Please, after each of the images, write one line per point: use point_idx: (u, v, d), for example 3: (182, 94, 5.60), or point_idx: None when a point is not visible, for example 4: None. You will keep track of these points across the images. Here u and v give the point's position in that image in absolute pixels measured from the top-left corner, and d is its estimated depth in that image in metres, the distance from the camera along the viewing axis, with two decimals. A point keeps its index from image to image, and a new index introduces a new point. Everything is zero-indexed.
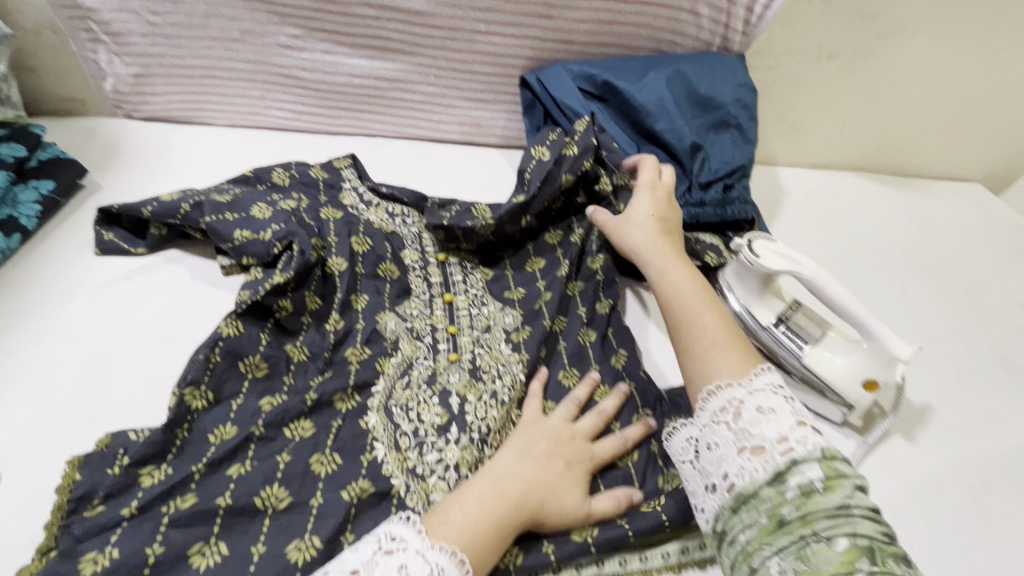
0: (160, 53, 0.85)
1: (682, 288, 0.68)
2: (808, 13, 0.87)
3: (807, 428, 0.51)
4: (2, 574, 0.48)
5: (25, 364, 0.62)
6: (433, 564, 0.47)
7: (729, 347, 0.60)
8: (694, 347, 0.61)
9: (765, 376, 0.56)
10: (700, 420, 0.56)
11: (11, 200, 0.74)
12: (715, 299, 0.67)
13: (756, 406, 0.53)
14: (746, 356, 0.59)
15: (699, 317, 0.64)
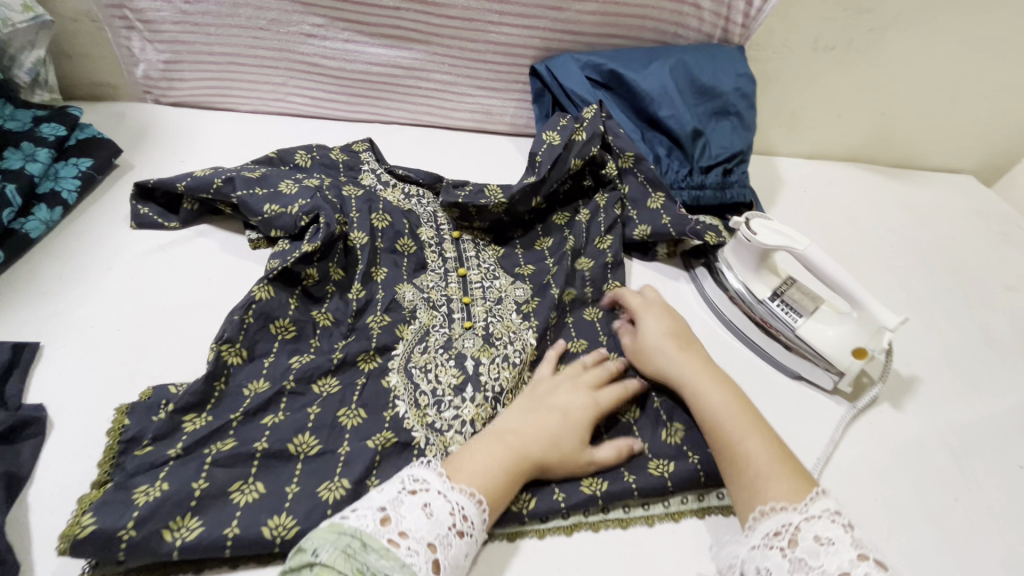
0: (189, 40, 0.90)
1: (722, 415, 0.62)
2: (807, 7, 0.91)
3: (869, 562, 0.47)
4: (61, 505, 0.53)
5: (71, 325, 0.67)
6: (454, 502, 0.52)
7: (779, 471, 0.56)
8: (745, 485, 0.57)
9: (822, 502, 0.52)
10: (749, 540, 0.53)
11: (53, 175, 0.79)
12: (759, 417, 0.62)
13: (814, 534, 0.50)
14: (798, 477, 0.56)
15: (746, 440, 0.59)
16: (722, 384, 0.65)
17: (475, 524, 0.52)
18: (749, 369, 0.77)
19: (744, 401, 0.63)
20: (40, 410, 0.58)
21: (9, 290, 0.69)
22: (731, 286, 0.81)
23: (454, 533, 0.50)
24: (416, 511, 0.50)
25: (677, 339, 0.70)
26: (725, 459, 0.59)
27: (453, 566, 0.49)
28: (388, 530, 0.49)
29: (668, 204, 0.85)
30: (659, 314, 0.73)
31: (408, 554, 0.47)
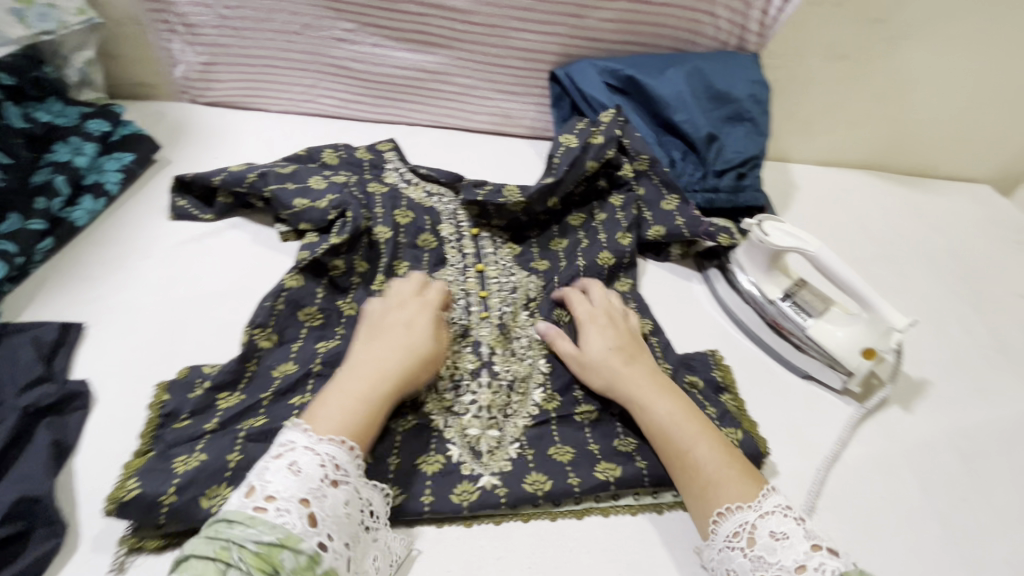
0: (227, 43, 0.94)
1: (668, 425, 0.62)
2: (820, 17, 0.93)
3: (823, 551, 0.51)
4: (105, 474, 0.56)
5: (111, 309, 0.70)
6: (322, 454, 0.52)
7: (726, 474, 0.58)
8: (698, 494, 0.58)
9: (773, 496, 0.56)
10: (714, 543, 0.56)
11: (97, 169, 0.83)
12: (704, 422, 0.63)
13: (769, 530, 0.53)
14: (746, 476, 0.58)
15: (693, 449, 0.60)
16: (665, 390, 0.65)
17: (348, 470, 0.53)
18: (762, 368, 0.78)
19: (687, 406, 0.64)
20: (84, 385, 0.61)
21: (55, 275, 0.73)
22: (744, 287, 0.82)
23: (327, 484, 0.51)
24: (283, 476, 0.50)
25: (621, 352, 0.68)
26: (675, 467, 0.60)
27: (337, 517, 0.50)
28: (254, 500, 0.49)
29: (682, 205, 0.87)
30: (603, 326, 0.71)
31: (279, 515, 0.47)
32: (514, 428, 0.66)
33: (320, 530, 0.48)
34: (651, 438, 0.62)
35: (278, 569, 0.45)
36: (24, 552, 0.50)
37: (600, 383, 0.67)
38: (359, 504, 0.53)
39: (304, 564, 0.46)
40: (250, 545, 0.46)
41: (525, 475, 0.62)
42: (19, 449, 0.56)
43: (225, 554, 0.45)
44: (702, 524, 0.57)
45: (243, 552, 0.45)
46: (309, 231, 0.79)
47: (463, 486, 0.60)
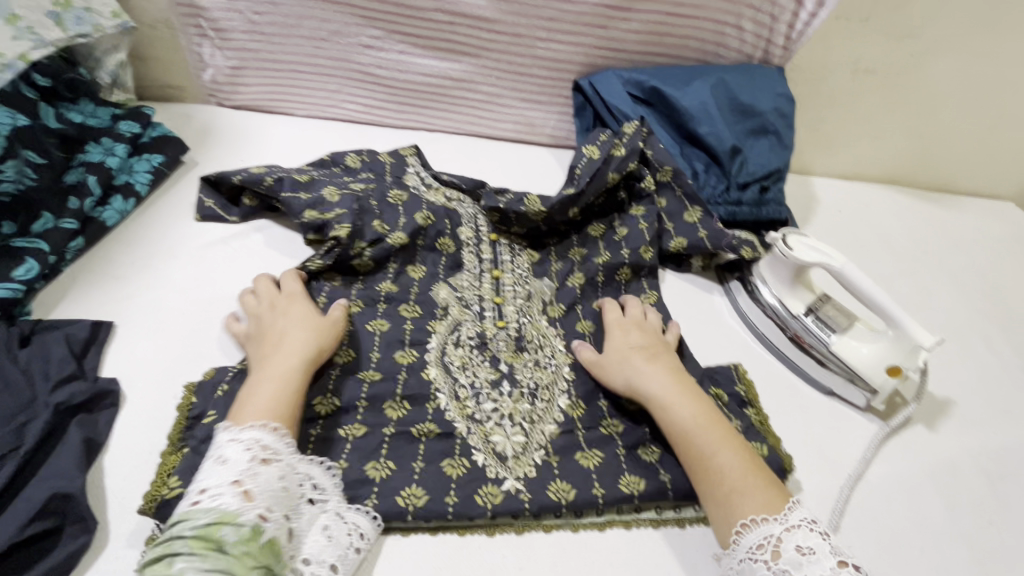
0: (256, 48, 0.96)
1: (691, 427, 0.63)
2: (846, 31, 0.93)
3: (847, 568, 0.51)
4: (133, 472, 0.57)
5: (138, 308, 0.71)
6: (247, 440, 0.54)
7: (752, 483, 0.58)
8: (717, 496, 0.58)
9: (799, 511, 0.56)
10: (735, 554, 0.55)
11: (128, 169, 0.84)
12: (728, 429, 0.63)
13: (796, 545, 0.53)
14: (771, 489, 0.58)
15: (716, 453, 0.60)
16: (688, 395, 0.66)
17: (280, 449, 0.55)
18: (782, 383, 0.77)
19: (714, 414, 0.64)
20: (114, 383, 0.62)
21: (84, 273, 0.74)
22: (767, 301, 0.81)
23: (259, 462, 0.53)
24: (212, 469, 0.52)
25: (648, 356, 0.70)
26: (700, 474, 0.60)
27: (271, 489, 0.52)
28: (189, 498, 0.50)
29: (705, 218, 0.87)
30: (630, 334, 0.73)
31: (213, 500, 0.49)
32: (539, 434, 0.66)
33: (256, 503, 0.50)
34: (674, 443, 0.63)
35: (223, 546, 0.47)
36: (56, 548, 0.51)
37: (625, 390, 0.68)
38: (296, 477, 0.55)
39: (247, 535, 0.48)
40: (188, 532, 0.47)
41: (550, 482, 0.62)
42: (50, 446, 0.56)
43: (170, 548, 0.46)
44: (722, 532, 0.57)
45: (186, 541, 0.47)
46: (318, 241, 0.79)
47: (488, 489, 0.61)
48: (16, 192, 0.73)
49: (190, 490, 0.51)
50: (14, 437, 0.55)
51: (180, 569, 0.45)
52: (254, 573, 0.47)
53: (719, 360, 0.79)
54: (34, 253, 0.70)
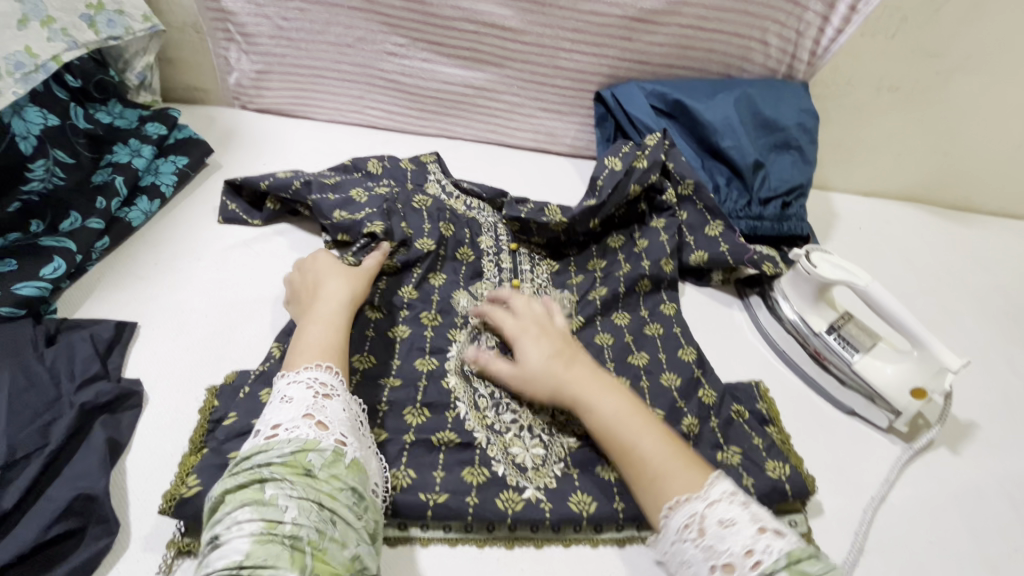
0: (282, 53, 0.97)
1: (613, 423, 0.61)
2: (872, 48, 0.93)
3: (768, 533, 0.51)
4: (156, 473, 0.57)
5: (161, 308, 0.71)
6: (307, 379, 0.58)
7: (676, 465, 0.57)
8: (646, 488, 0.57)
9: (721, 485, 0.55)
10: (666, 537, 0.54)
11: (153, 170, 0.85)
12: (647, 415, 0.62)
13: (718, 518, 0.52)
14: (691, 467, 0.57)
15: (638, 443, 0.59)
16: (607, 388, 0.64)
17: (338, 385, 0.59)
18: (803, 401, 0.76)
19: (632, 401, 0.63)
20: (137, 384, 0.63)
21: (109, 273, 0.75)
22: (787, 316, 0.81)
23: (323, 397, 0.57)
24: (278, 408, 0.56)
25: (557, 354, 0.67)
26: (626, 463, 0.59)
27: (339, 420, 0.56)
28: (262, 433, 0.54)
29: (726, 232, 0.86)
30: (535, 335, 0.69)
31: (291, 432, 0.53)
32: (559, 446, 0.65)
33: (332, 432, 0.55)
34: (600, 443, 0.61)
35: (310, 470, 0.52)
36: (79, 549, 0.51)
37: (547, 396, 0.65)
38: (355, 412, 0.59)
39: (330, 460, 0.53)
40: (276, 461, 0.51)
41: (571, 494, 0.61)
42: (74, 445, 0.57)
43: (259, 476, 0.50)
44: (654, 517, 0.56)
45: (273, 468, 0.51)
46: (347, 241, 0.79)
47: (509, 498, 0.60)
48: (44, 190, 0.74)
49: (261, 427, 0.55)
50: (40, 435, 0.56)
51: (274, 493, 0.49)
52: (343, 492, 0.52)
53: (740, 376, 0.78)
54: (62, 252, 0.71)
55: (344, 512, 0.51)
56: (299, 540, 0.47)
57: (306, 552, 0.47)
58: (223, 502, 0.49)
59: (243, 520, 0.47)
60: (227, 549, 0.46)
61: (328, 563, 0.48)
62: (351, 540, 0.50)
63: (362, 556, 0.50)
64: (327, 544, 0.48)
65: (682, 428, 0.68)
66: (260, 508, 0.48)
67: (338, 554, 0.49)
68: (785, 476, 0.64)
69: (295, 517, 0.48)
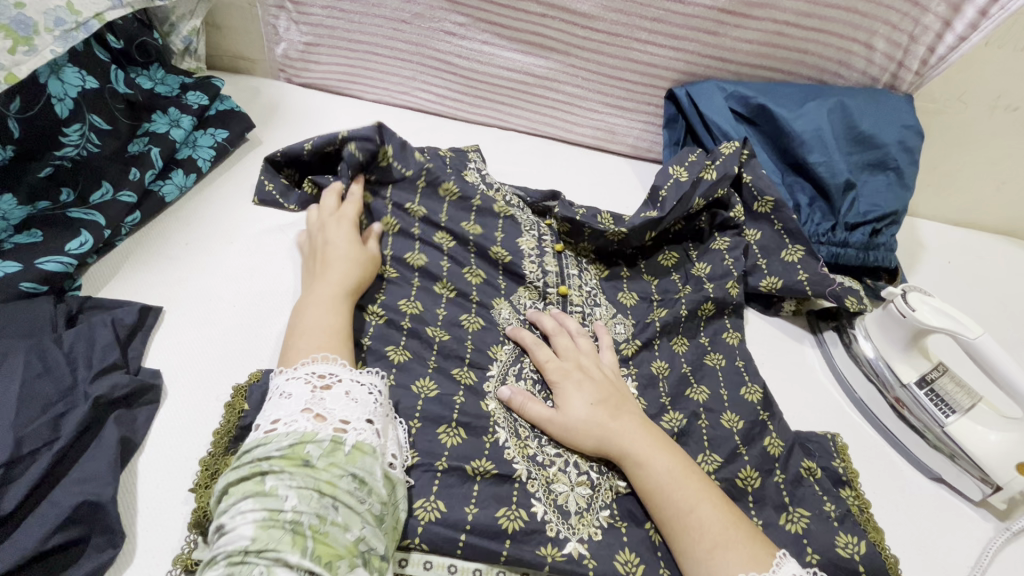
0: (333, 25, 0.90)
1: (666, 484, 0.55)
2: (996, 60, 0.81)
3: None
4: (171, 480, 0.53)
5: (187, 296, 0.67)
6: (305, 373, 0.53)
7: (734, 538, 0.51)
8: (696, 559, 0.51)
9: (790, 565, 0.50)
10: None
11: (192, 143, 0.80)
12: (705, 478, 0.56)
13: None
14: (756, 541, 0.52)
15: (692, 512, 0.53)
16: (662, 442, 0.58)
17: (337, 372, 0.54)
18: (882, 460, 0.68)
19: (687, 460, 0.57)
20: (156, 377, 0.58)
21: (139, 248, 0.71)
22: (866, 355, 0.72)
23: (320, 389, 0.52)
24: (277, 403, 0.52)
25: (607, 405, 0.60)
26: (680, 530, 0.53)
27: (341, 406, 0.51)
28: (261, 428, 0.50)
29: (806, 258, 0.77)
30: (581, 380, 0.62)
31: (289, 426, 0.49)
32: (606, 490, 0.59)
33: (331, 421, 0.50)
34: (646, 504, 0.56)
35: (309, 461, 0.47)
36: (80, 560, 0.47)
37: (591, 444, 0.59)
38: (364, 389, 0.54)
39: (329, 450, 0.48)
40: (274, 453, 0.47)
41: (617, 551, 0.55)
42: (84, 443, 0.52)
43: (258, 468, 0.47)
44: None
45: (272, 461, 0.47)
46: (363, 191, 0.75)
47: (548, 549, 0.54)
48: (77, 157, 0.70)
49: (259, 422, 0.51)
50: (50, 428, 0.51)
51: (275, 484, 0.46)
52: (344, 479, 0.47)
53: (808, 423, 0.70)
54: (90, 226, 0.66)
55: (346, 497, 0.47)
56: (299, 525, 0.44)
57: (307, 536, 0.44)
58: (225, 495, 0.46)
59: (245, 509, 0.44)
60: (231, 538, 0.43)
61: (331, 546, 0.44)
62: (354, 524, 0.46)
63: (368, 538, 0.46)
64: (328, 528, 0.45)
65: (744, 479, 0.60)
66: (262, 499, 0.45)
67: (341, 538, 0.45)
68: (858, 556, 0.55)
69: (295, 507, 0.45)
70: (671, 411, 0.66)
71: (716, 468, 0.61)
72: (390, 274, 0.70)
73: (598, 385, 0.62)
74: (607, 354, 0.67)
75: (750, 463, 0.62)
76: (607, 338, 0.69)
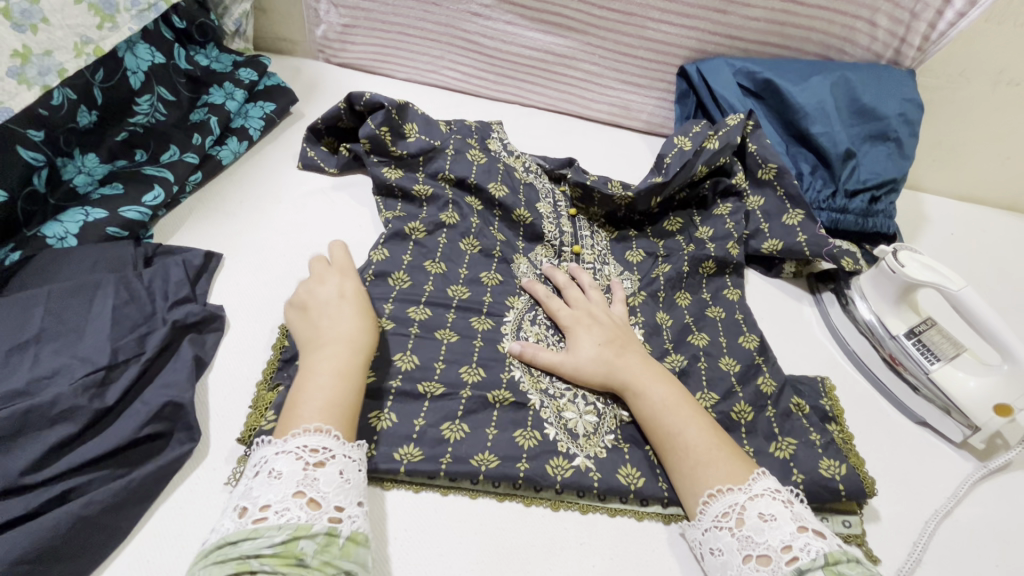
0: (368, 8, 0.98)
1: (661, 412, 0.62)
2: (996, 36, 0.84)
3: (808, 534, 0.50)
4: (237, 395, 0.62)
5: (243, 245, 0.75)
6: (295, 448, 0.51)
7: (717, 456, 0.58)
8: (685, 473, 0.58)
9: (763, 481, 0.55)
10: (701, 524, 0.55)
11: (243, 114, 0.88)
12: (699, 407, 0.63)
13: (758, 512, 0.52)
14: (737, 459, 0.58)
15: (681, 433, 0.60)
16: (661, 376, 0.65)
17: (331, 446, 0.51)
18: (870, 405, 0.73)
19: (683, 394, 0.64)
20: (220, 309, 0.67)
21: (200, 205, 0.80)
22: (862, 316, 0.77)
23: (313, 467, 0.50)
24: (266, 484, 0.49)
25: (613, 346, 0.67)
26: (669, 451, 0.60)
27: (334, 490, 0.49)
28: (249, 516, 0.47)
29: (806, 222, 0.82)
30: (591, 326, 0.69)
31: (280, 516, 0.46)
32: (611, 418, 0.66)
33: (326, 509, 0.48)
34: (645, 429, 0.63)
35: (304, 559, 0.45)
36: (164, 451, 0.56)
37: (599, 380, 0.65)
38: (355, 467, 0.52)
39: (323, 544, 0.46)
40: (266, 551, 0.44)
41: (620, 466, 0.62)
42: (165, 359, 0.62)
43: (248, 566, 0.44)
44: (691, 503, 0.57)
45: (263, 559, 0.44)
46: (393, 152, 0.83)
47: (558, 462, 0.61)
48: (147, 124, 0.80)
49: (246, 508, 0.48)
50: (137, 343, 0.61)
51: None
52: None
53: (804, 369, 0.76)
54: (161, 181, 0.76)
55: None
56: None
57: None
58: None
59: None
60: None
61: None
62: None
63: None
64: None
65: (738, 413, 0.67)
66: None
67: None
68: (839, 476, 0.61)
69: None
70: (673, 354, 0.72)
71: (713, 403, 0.67)
72: (418, 234, 0.77)
73: (604, 331, 0.69)
74: (618, 305, 0.74)
75: (745, 399, 0.68)
76: (620, 292, 0.76)
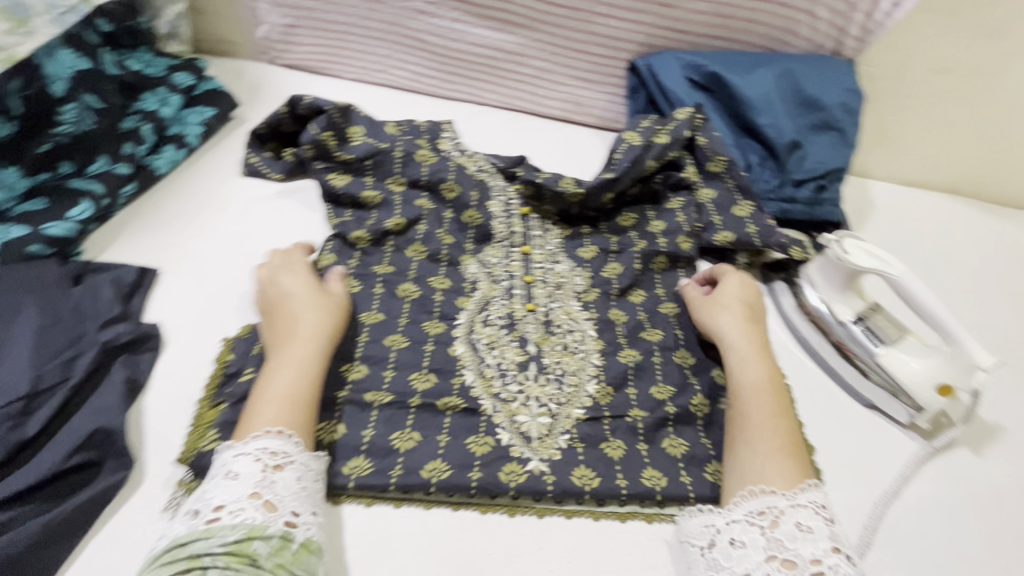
0: (310, 7, 0.95)
1: (759, 390, 0.65)
2: (928, 25, 0.87)
3: (841, 556, 0.51)
4: (174, 415, 0.59)
5: (181, 258, 0.72)
6: (254, 450, 0.51)
7: (793, 456, 0.60)
8: (755, 450, 0.60)
9: (811, 492, 0.56)
10: (730, 514, 0.56)
11: (180, 121, 0.84)
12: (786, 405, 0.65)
13: (795, 521, 0.53)
14: (804, 466, 0.59)
15: (772, 420, 0.62)
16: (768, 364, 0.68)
17: (291, 452, 0.52)
18: (820, 391, 0.75)
19: (778, 379, 0.67)
20: (155, 327, 0.64)
21: (134, 219, 0.76)
22: (812, 304, 0.78)
23: (273, 470, 0.50)
24: (221, 485, 0.49)
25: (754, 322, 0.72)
26: (750, 425, 0.63)
27: (291, 494, 0.50)
28: (202, 516, 0.47)
29: (755, 213, 0.83)
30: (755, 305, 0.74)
31: (234, 517, 0.47)
32: (565, 418, 0.65)
33: (282, 513, 0.48)
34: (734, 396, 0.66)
35: (256, 560, 0.45)
36: (95, 480, 0.53)
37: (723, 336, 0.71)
38: (313, 475, 0.53)
39: (277, 547, 0.46)
40: (218, 549, 0.45)
41: (574, 467, 0.61)
42: (95, 383, 0.59)
43: (199, 562, 0.44)
44: (734, 483, 0.59)
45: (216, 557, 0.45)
46: (336, 154, 0.80)
47: (513, 467, 0.60)
48: (75, 133, 0.75)
49: (199, 508, 0.48)
50: (63, 368, 0.58)
51: None
52: None
53: None
54: (89, 194, 0.72)
55: None
56: None
57: None
58: None
59: None
60: None
61: None
62: None
63: None
64: None
65: (696, 406, 0.68)
66: None
67: None
68: None
69: None
70: (627, 348, 0.72)
71: (670, 396, 0.68)
72: (363, 242, 0.75)
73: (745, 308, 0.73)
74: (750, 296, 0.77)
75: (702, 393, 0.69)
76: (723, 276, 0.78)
